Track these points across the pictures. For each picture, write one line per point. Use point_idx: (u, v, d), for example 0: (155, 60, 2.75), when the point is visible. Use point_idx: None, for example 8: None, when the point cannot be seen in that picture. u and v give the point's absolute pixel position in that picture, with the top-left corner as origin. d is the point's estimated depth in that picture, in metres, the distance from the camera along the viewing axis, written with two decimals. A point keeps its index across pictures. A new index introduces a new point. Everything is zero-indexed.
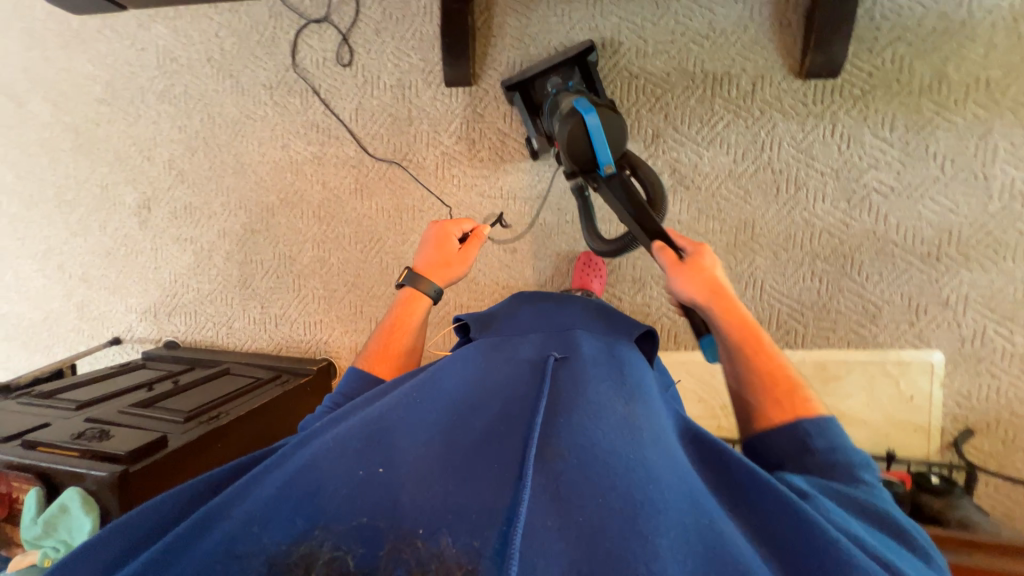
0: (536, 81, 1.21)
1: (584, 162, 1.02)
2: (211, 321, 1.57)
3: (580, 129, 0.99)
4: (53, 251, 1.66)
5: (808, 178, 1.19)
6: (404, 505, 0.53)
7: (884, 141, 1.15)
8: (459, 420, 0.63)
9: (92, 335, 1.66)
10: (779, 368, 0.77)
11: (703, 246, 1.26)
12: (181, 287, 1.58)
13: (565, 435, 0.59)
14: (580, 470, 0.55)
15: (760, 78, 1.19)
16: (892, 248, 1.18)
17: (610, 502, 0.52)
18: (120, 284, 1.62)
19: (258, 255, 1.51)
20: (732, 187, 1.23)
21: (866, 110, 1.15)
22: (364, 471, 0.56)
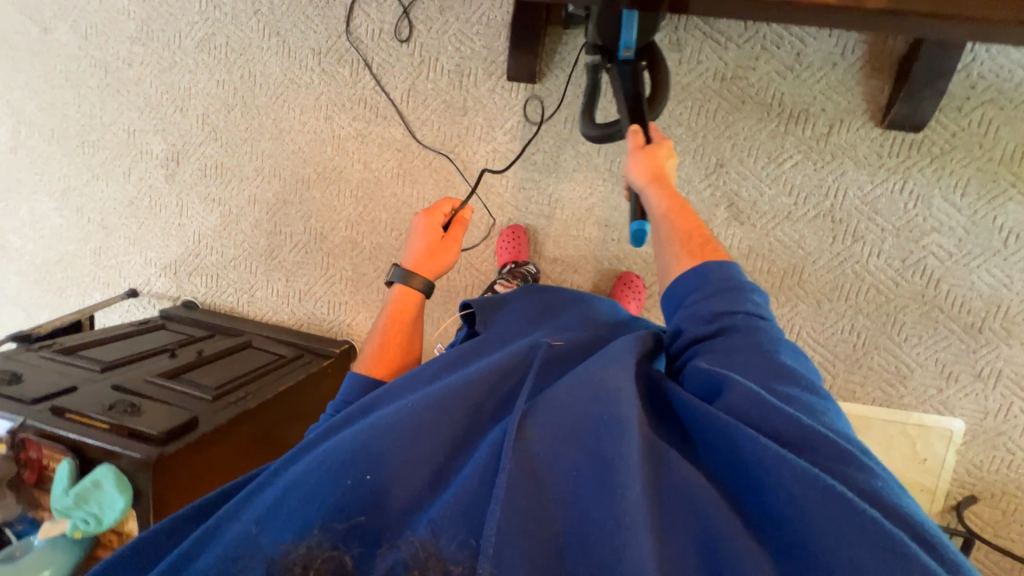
0: None
1: (604, 38, 0.93)
2: (232, 286, 1.53)
3: (612, 3, 0.89)
4: (72, 192, 1.59)
5: (867, 232, 1.17)
6: (400, 506, 0.56)
7: (952, 205, 1.12)
8: (435, 407, 0.62)
9: (107, 283, 1.62)
10: (705, 239, 0.74)
11: (747, 283, 1.24)
12: (204, 248, 1.53)
13: (545, 433, 0.56)
14: (556, 471, 0.54)
15: (839, 121, 1.14)
16: (936, 313, 1.17)
17: (588, 510, 0.52)
18: (140, 236, 1.57)
19: (288, 228, 1.46)
20: (788, 229, 1.20)
21: (941, 171, 1.11)
22: (350, 477, 0.57)
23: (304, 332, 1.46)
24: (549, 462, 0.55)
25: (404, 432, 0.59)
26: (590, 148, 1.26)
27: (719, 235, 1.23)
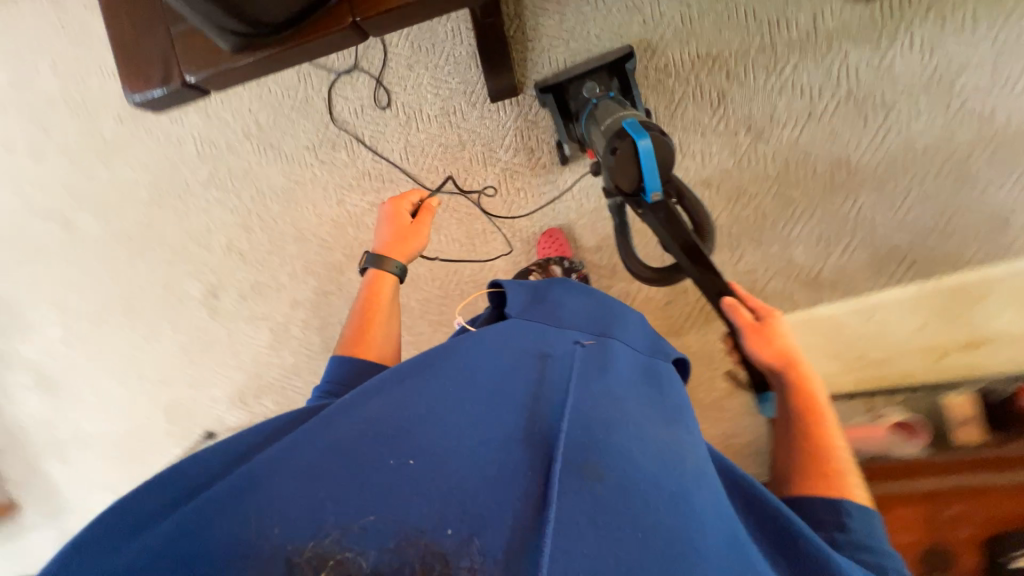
0: (571, 85, 1.18)
1: (628, 188, 0.92)
2: (300, 392, 1.53)
3: (630, 159, 0.89)
4: (130, 361, 1.64)
5: (897, 100, 1.13)
6: (438, 498, 0.47)
7: (969, 41, 1.09)
8: (494, 405, 0.57)
9: (185, 434, 1.63)
10: (836, 448, 0.76)
11: (799, 195, 1.20)
12: (264, 366, 1.55)
13: (606, 452, 0.53)
14: (615, 491, 0.49)
15: (820, 12, 1.13)
16: (1005, 150, 1.10)
17: (646, 528, 0.47)
18: (202, 378, 1.60)
19: (336, 316, 1.47)
20: (816, 129, 1.17)
21: (943, 15, 1.09)
22: (394, 458, 0.49)
23: None
24: (608, 489, 0.49)
25: (464, 428, 0.53)
26: None
27: (751, 161, 1.21)
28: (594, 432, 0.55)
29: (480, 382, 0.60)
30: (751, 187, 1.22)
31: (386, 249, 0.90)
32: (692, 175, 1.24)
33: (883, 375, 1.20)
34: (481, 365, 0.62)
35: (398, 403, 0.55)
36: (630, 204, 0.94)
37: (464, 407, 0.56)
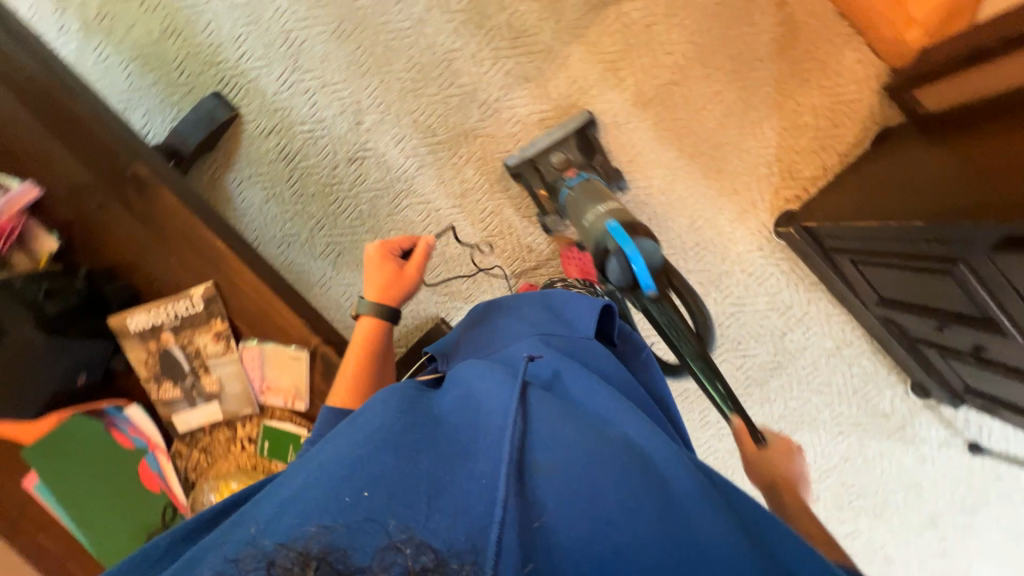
0: (536, 158, 1.24)
1: (618, 278, 0.91)
2: (847, 357, 1.33)
3: (618, 258, 0.90)
4: (932, 546, 1.41)
5: (281, 30, 1.32)
6: (396, 511, 0.43)
7: (219, 15, 1.33)
8: (466, 438, 0.52)
9: (992, 456, 1.32)
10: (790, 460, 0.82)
11: (379, 48, 1.30)
12: (841, 406, 1.36)
13: (561, 445, 0.50)
14: (571, 482, 0.47)
15: (262, 131, 1.38)
16: None
17: (616, 503, 0.46)
18: (900, 464, 1.37)
19: (737, 363, 1.35)
20: (330, 72, 1.33)
21: (212, 44, 1.35)
22: (348, 494, 0.44)
23: (812, 267, 1.25)
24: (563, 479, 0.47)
25: (432, 457, 0.49)
26: (433, 240, 1.37)
27: (378, 102, 1.33)
28: (547, 436, 0.51)
29: (433, 420, 0.55)
30: (396, 88, 1.31)
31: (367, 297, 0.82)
32: (415, 137, 1.33)
33: None
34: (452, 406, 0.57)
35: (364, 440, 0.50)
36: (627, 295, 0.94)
37: (437, 442, 0.51)
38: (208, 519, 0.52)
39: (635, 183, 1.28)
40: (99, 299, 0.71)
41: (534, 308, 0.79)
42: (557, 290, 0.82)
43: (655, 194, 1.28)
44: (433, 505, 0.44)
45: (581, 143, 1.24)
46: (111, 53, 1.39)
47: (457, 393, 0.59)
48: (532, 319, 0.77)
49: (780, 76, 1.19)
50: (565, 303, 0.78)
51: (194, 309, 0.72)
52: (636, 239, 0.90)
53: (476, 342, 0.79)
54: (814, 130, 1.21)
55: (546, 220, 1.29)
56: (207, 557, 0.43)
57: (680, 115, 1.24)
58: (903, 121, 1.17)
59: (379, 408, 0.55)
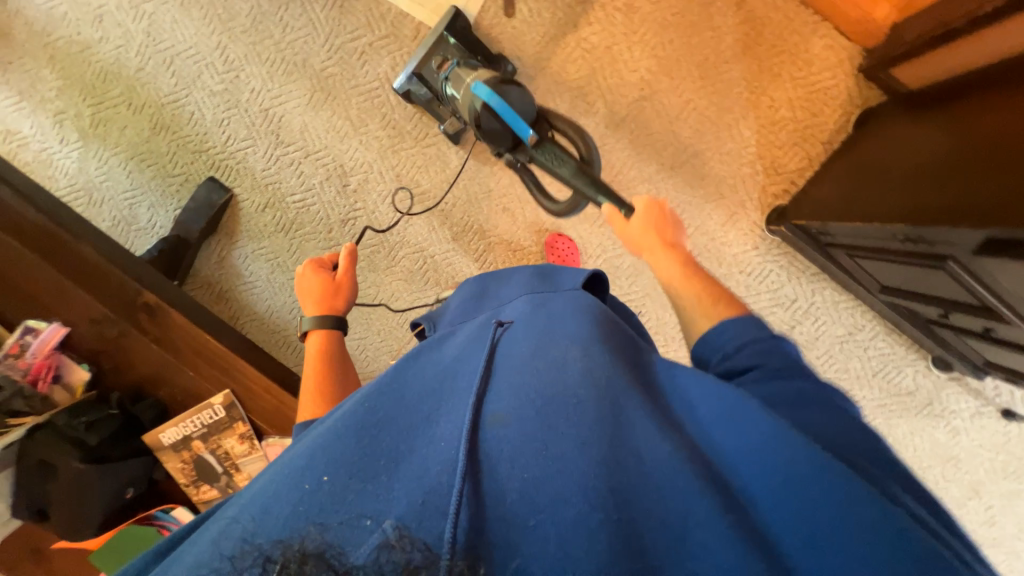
0: (422, 71, 1.16)
1: (502, 135, 1.03)
2: (862, 341, 1.31)
3: (489, 114, 1.00)
4: (982, 518, 1.37)
5: (259, 109, 1.37)
6: (355, 486, 0.46)
7: (201, 106, 1.39)
8: (427, 412, 0.55)
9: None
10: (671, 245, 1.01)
11: (354, 112, 1.34)
12: (864, 391, 1.34)
13: (515, 399, 0.53)
14: (528, 430, 0.50)
15: (258, 204, 1.44)
16: (223, 15, 1.34)
17: (570, 443, 0.48)
18: (935, 440, 1.34)
19: None
20: (312, 142, 1.37)
21: (199, 133, 1.41)
22: (309, 482, 0.47)
23: (810, 258, 1.24)
24: (517, 429, 0.50)
25: (391, 431, 0.52)
26: (433, 286, 1.41)
27: (361, 163, 1.37)
28: (509, 391, 0.55)
29: (405, 393, 0.59)
30: (377, 147, 1.35)
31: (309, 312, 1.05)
32: (402, 191, 1.37)
33: None
34: (414, 381, 0.61)
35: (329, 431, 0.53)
36: (515, 152, 1.07)
37: (398, 416, 0.55)
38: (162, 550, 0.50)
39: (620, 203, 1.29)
40: (134, 421, 0.79)
41: (525, 274, 0.90)
42: (552, 264, 0.95)
43: None
44: (394, 477, 0.47)
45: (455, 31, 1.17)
46: (110, 156, 1.48)
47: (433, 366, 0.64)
48: (527, 283, 0.86)
49: (749, 75, 1.18)
50: (557, 271, 0.90)
51: (217, 417, 0.81)
52: (497, 89, 1.00)
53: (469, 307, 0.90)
54: (793, 123, 1.19)
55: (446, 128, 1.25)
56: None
57: (654, 129, 1.23)
58: (884, 100, 1.13)
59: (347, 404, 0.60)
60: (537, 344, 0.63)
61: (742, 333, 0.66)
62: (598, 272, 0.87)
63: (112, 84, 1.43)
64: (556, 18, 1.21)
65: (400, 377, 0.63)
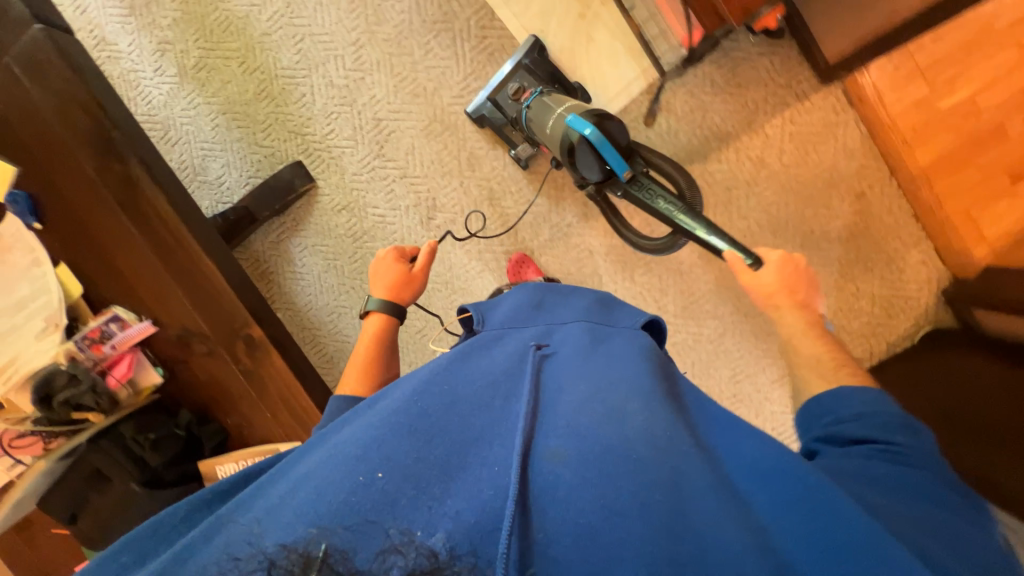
0: (499, 96, 1.20)
1: (591, 170, 0.99)
2: None
3: (585, 148, 0.96)
4: None
5: (372, 115, 1.35)
6: (405, 494, 0.46)
7: (315, 92, 1.36)
8: (478, 429, 0.54)
9: None
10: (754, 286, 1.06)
11: (465, 153, 1.33)
12: None
13: (569, 433, 0.51)
14: (580, 470, 0.47)
15: (334, 201, 1.40)
16: (371, 17, 1.30)
17: (632, 493, 0.44)
18: None
19: None
20: (413, 166, 1.35)
21: (302, 115, 1.37)
22: (361, 475, 0.49)
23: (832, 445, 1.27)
24: (570, 466, 0.47)
25: (439, 440, 0.52)
26: None
27: (453, 202, 1.35)
28: (563, 424, 0.53)
29: (460, 403, 0.58)
30: (475, 194, 1.35)
31: (376, 290, 1.11)
32: (483, 243, 1.36)
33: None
34: (464, 386, 0.62)
35: (378, 427, 0.55)
36: (607, 185, 1.04)
37: (447, 422, 0.55)
38: (217, 493, 0.59)
39: (687, 327, 1.32)
40: (196, 446, 0.74)
41: (586, 299, 0.90)
42: (615, 297, 0.96)
43: (704, 340, 1.32)
44: (446, 491, 0.47)
45: (537, 60, 1.18)
46: (202, 102, 1.42)
47: (489, 377, 0.64)
48: (585, 308, 0.86)
49: (845, 261, 1.23)
50: (615, 305, 0.91)
51: None
52: (594, 121, 0.95)
53: (519, 316, 0.85)
54: (869, 316, 1.24)
55: (516, 152, 1.27)
56: (218, 535, 0.48)
57: None
58: (953, 327, 1.21)
59: (397, 396, 0.61)
60: (596, 380, 0.62)
61: (862, 407, 0.63)
62: (658, 321, 0.87)
63: (229, 36, 1.37)
64: (691, 143, 1.23)
65: (451, 375, 0.64)
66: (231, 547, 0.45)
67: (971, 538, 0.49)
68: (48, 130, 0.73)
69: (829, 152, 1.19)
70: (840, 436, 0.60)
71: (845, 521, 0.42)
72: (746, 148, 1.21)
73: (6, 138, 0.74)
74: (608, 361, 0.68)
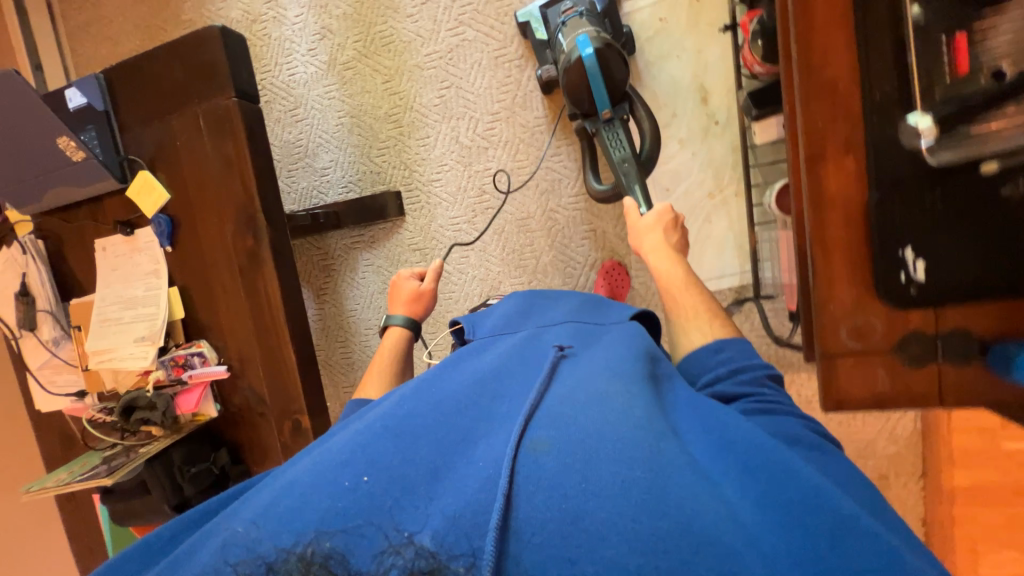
0: (548, 9, 1.17)
1: (579, 102, 1.04)
2: None
3: (580, 73, 1.00)
4: None
5: (479, 182, 1.38)
6: (394, 503, 0.47)
7: (439, 139, 1.39)
8: (464, 429, 0.56)
9: None
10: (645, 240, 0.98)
11: (546, 257, 1.36)
12: None
13: (552, 425, 0.52)
14: (562, 461, 0.48)
15: (414, 234, 1.46)
16: (519, 100, 1.32)
17: (613, 478, 0.45)
18: None
19: None
20: (494, 246, 1.39)
21: (420, 149, 1.42)
22: (348, 480, 0.48)
23: None
24: (555, 456, 0.48)
25: (424, 442, 0.53)
26: None
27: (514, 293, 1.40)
28: (545, 416, 0.53)
29: (446, 400, 0.60)
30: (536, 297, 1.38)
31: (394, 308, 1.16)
32: None
33: (735, 189, 1.17)
34: (453, 387, 0.63)
35: (364, 429, 0.55)
36: (586, 117, 1.08)
37: (427, 420, 0.56)
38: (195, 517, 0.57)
39: None
40: (223, 475, 0.88)
41: (575, 301, 0.96)
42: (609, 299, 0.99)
43: None
44: (438, 492, 0.48)
45: None
46: (337, 98, 1.47)
47: (473, 376, 0.66)
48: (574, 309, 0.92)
49: None
50: (608, 305, 0.95)
51: None
52: (600, 47, 0.99)
53: (510, 321, 0.94)
54: None
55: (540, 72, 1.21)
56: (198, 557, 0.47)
57: None
58: None
59: (385, 405, 0.62)
60: (576, 376, 0.62)
61: (735, 357, 0.72)
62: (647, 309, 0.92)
63: (386, 53, 1.40)
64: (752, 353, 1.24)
65: (435, 378, 0.66)
66: (227, 551, 0.46)
67: (852, 470, 0.56)
68: (205, 180, 0.80)
69: (874, 425, 1.20)
70: (738, 382, 0.68)
71: (798, 495, 0.46)
72: (800, 383, 1.22)
73: (170, 167, 0.83)
74: (585, 359, 0.67)
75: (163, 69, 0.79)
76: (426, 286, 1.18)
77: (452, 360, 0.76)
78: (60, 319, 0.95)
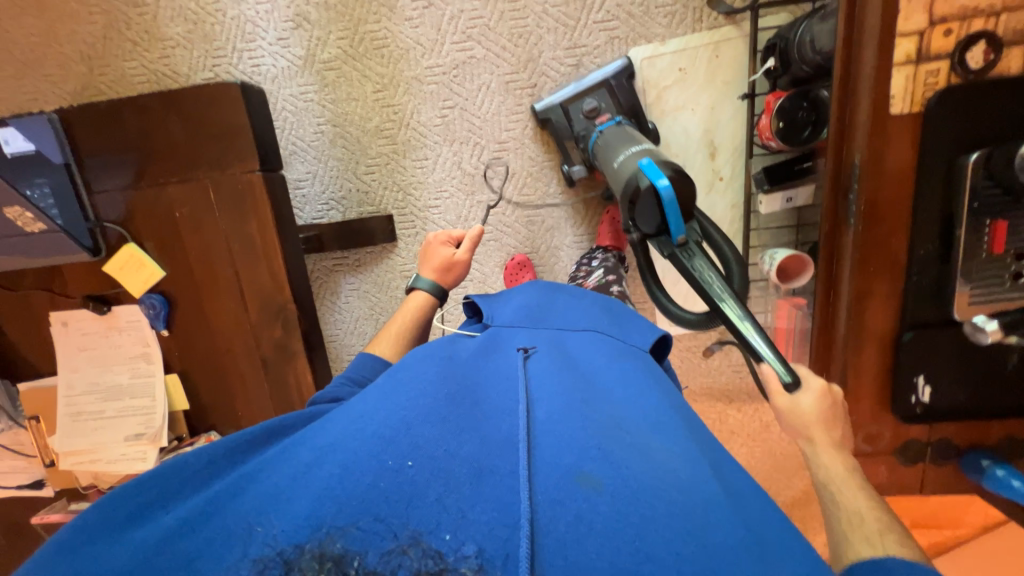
0: (570, 104, 1.16)
1: (647, 217, 0.82)
2: None
3: (652, 201, 0.80)
4: None
5: (476, 212, 1.31)
6: (432, 492, 0.43)
7: (438, 163, 1.29)
8: (515, 433, 0.49)
9: None
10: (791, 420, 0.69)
11: None
12: None
13: (611, 458, 0.45)
14: (615, 504, 0.41)
15: (401, 258, 1.37)
16: (529, 133, 1.25)
17: (671, 541, 0.38)
18: None
19: None
20: (492, 278, 1.37)
21: (413, 168, 1.30)
22: (391, 459, 0.45)
23: None
24: (609, 499, 0.41)
25: (470, 436, 0.49)
26: None
27: None
28: (597, 443, 0.47)
29: (490, 404, 0.55)
30: None
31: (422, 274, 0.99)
32: None
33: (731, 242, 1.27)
34: (498, 385, 0.58)
35: (405, 405, 0.52)
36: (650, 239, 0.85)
37: (467, 416, 0.52)
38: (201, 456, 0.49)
39: None
40: None
41: (595, 306, 0.84)
42: (616, 303, 0.90)
43: None
44: (475, 495, 0.43)
45: (625, 84, 1.15)
46: (314, 101, 1.27)
47: (514, 377, 0.60)
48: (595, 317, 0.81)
49: None
50: (624, 316, 0.84)
51: None
52: (670, 175, 0.80)
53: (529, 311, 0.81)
54: None
55: (569, 170, 1.22)
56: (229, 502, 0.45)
57: None
58: None
59: (427, 377, 0.58)
60: (624, 404, 0.57)
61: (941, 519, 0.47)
62: (665, 337, 0.83)
63: (378, 59, 1.23)
64: (727, 384, 1.40)
65: (480, 371, 0.62)
66: (252, 539, 0.41)
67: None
68: (213, 259, 0.75)
69: None
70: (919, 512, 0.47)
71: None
72: (763, 409, 1.41)
73: (162, 239, 0.75)
74: (631, 376, 0.64)
75: (161, 134, 0.71)
76: (461, 254, 0.99)
77: (487, 348, 0.70)
78: (8, 410, 0.87)
